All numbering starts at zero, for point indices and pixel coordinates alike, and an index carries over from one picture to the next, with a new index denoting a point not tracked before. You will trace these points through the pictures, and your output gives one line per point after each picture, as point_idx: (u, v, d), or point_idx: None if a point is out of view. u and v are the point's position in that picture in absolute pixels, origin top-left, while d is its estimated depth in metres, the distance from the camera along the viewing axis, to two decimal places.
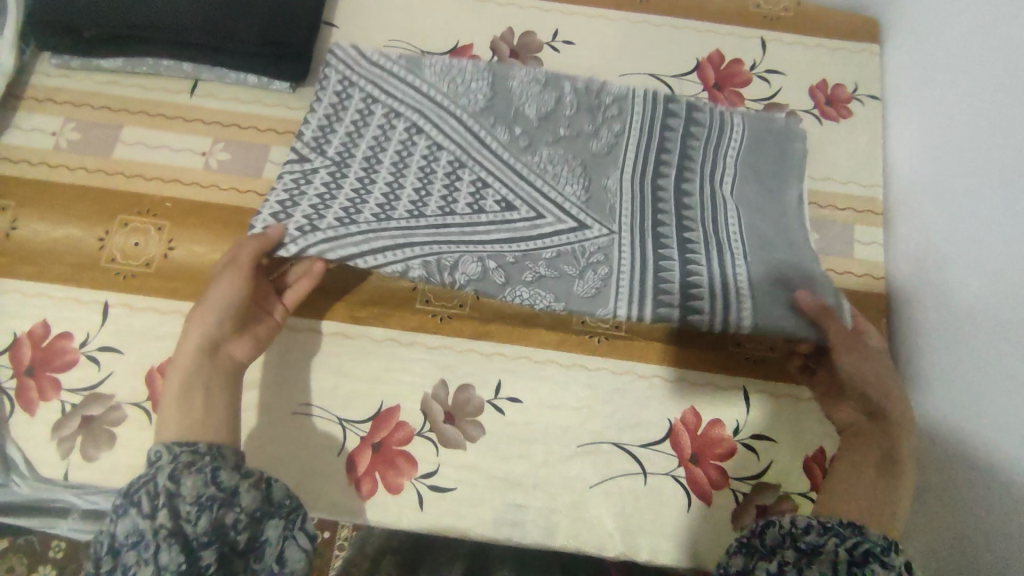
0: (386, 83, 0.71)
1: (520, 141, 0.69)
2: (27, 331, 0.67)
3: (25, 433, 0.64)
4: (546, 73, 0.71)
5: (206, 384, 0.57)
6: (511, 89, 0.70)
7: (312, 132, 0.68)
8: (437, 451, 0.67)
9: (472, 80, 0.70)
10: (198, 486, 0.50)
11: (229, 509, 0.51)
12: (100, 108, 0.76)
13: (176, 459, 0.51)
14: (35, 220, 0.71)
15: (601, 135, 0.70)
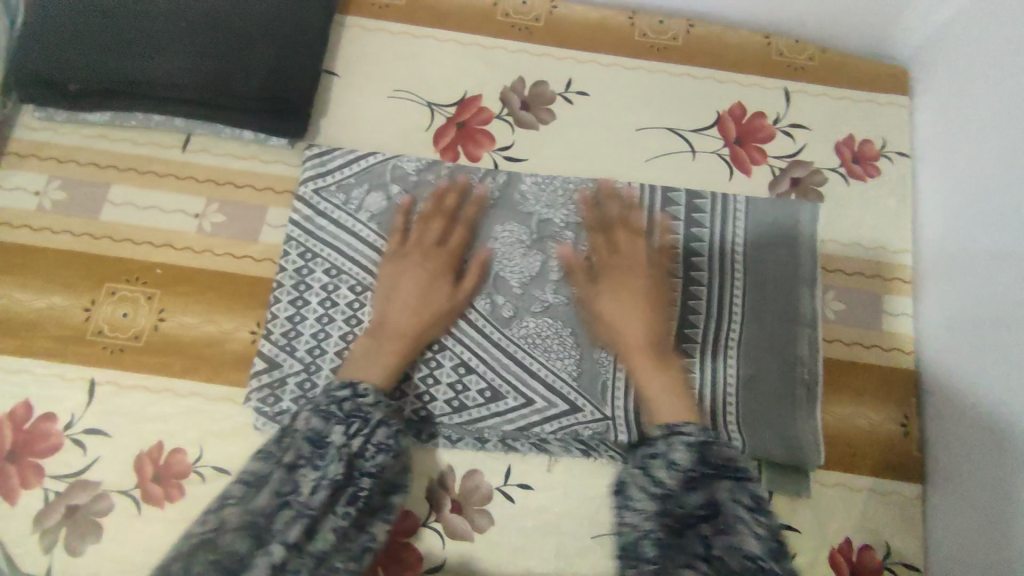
0: (346, 244, 0.69)
1: (504, 312, 0.68)
2: (9, 412, 0.63)
3: (4, 524, 0.60)
4: (531, 233, 0.71)
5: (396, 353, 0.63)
6: (490, 251, 0.70)
7: (280, 329, 0.66)
8: (443, 542, 0.63)
9: (446, 242, 0.70)
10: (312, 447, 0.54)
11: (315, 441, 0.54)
12: (86, 165, 0.72)
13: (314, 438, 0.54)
14: (17, 288, 0.67)
15: (592, 302, 0.69)
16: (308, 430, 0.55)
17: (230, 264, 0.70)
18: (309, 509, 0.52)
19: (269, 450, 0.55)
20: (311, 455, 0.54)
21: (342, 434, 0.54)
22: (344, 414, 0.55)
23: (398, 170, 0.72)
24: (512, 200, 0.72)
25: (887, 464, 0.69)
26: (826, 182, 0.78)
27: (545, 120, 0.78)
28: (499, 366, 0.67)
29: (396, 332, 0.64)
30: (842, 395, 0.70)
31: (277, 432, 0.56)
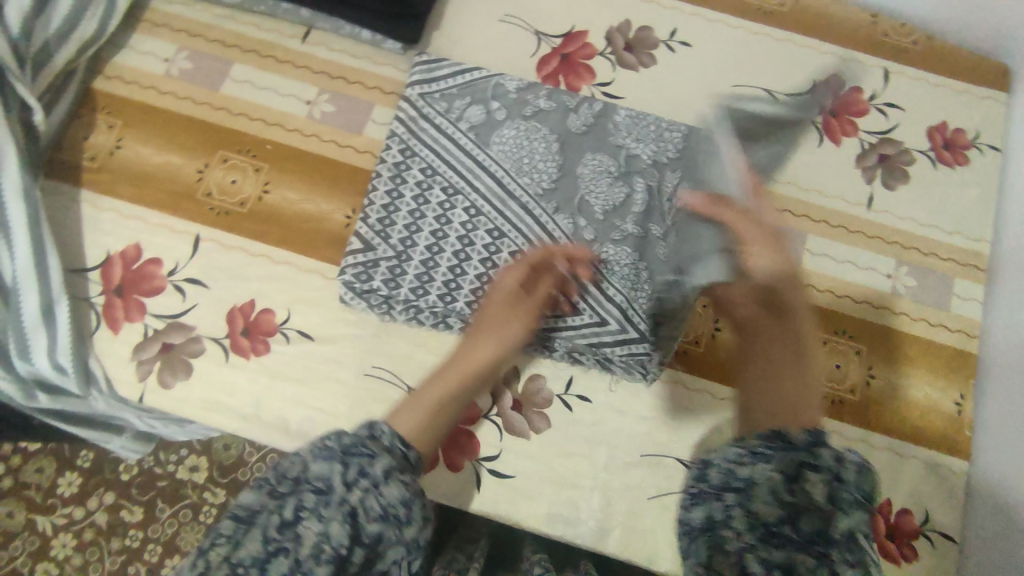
0: (445, 148, 0.72)
1: (585, 234, 0.70)
2: (120, 251, 0.68)
3: (105, 350, 0.65)
4: (619, 165, 0.73)
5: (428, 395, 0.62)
6: (579, 174, 0.72)
7: (376, 215, 0.69)
8: (501, 436, 0.66)
9: (540, 160, 0.72)
10: (327, 467, 0.49)
11: (300, 494, 0.48)
12: (213, 41, 0.76)
13: (336, 443, 0.51)
14: (138, 142, 0.72)
15: (668, 241, 0.71)
16: (314, 478, 0.49)
17: (334, 152, 0.74)
18: (327, 540, 0.46)
19: (275, 495, 0.48)
20: (315, 508, 0.47)
21: (341, 484, 0.49)
22: (344, 452, 0.51)
23: (502, 91, 0.75)
24: (604, 134, 0.74)
25: (937, 437, 0.70)
26: (913, 164, 0.78)
27: (646, 63, 0.80)
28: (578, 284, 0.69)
29: (478, 375, 0.65)
30: (899, 366, 0.71)
31: (290, 472, 0.50)
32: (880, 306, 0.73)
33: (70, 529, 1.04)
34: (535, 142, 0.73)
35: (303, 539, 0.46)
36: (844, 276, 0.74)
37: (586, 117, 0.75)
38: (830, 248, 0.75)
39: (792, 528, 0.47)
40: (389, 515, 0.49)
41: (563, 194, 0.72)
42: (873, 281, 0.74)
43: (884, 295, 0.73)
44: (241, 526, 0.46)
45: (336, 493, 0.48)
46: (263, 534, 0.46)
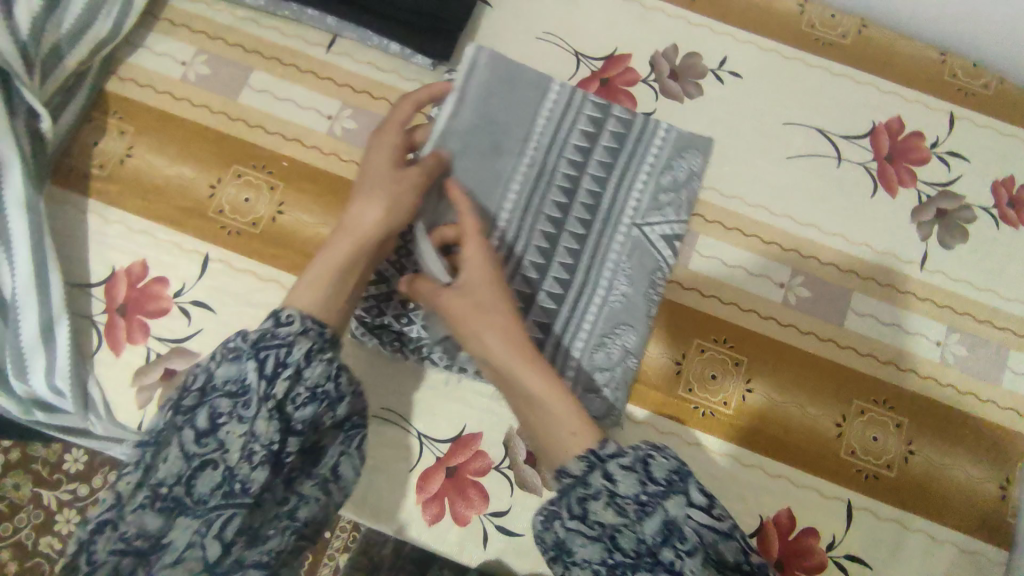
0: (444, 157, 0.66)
1: (568, 264, 0.65)
2: (125, 268, 0.65)
3: (105, 372, 0.63)
4: (619, 193, 0.67)
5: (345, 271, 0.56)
6: (575, 198, 0.66)
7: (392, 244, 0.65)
8: (511, 491, 0.63)
9: (537, 181, 0.66)
10: (236, 372, 0.47)
11: (212, 402, 0.46)
12: (233, 45, 0.72)
13: (237, 345, 0.48)
14: (150, 151, 0.68)
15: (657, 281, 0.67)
16: (222, 383, 0.47)
17: (353, 173, 0.69)
18: (257, 441, 0.45)
19: (177, 408, 0.47)
20: (232, 410, 0.46)
21: (257, 378, 0.46)
22: (255, 347, 0.47)
23: (522, 94, 0.67)
24: (619, 166, 0.67)
25: (975, 522, 0.65)
26: (974, 221, 0.72)
27: (691, 93, 0.74)
28: (543, 314, 0.64)
29: (352, 231, 0.57)
30: (941, 443, 0.66)
31: (192, 385, 0.48)
32: (925, 375, 0.68)
33: (74, 506, 0.94)
34: (540, 159, 0.66)
35: (229, 446, 0.46)
36: (889, 340, 0.69)
37: (607, 142, 0.68)
38: (877, 309, 0.69)
39: (672, 548, 0.46)
40: (319, 392, 0.49)
41: (555, 220, 0.66)
42: (919, 348, 0.69)
43: (930, 365, 0.68)
44: (150, 450, 0.47)
45: (252, 393, 0.46)
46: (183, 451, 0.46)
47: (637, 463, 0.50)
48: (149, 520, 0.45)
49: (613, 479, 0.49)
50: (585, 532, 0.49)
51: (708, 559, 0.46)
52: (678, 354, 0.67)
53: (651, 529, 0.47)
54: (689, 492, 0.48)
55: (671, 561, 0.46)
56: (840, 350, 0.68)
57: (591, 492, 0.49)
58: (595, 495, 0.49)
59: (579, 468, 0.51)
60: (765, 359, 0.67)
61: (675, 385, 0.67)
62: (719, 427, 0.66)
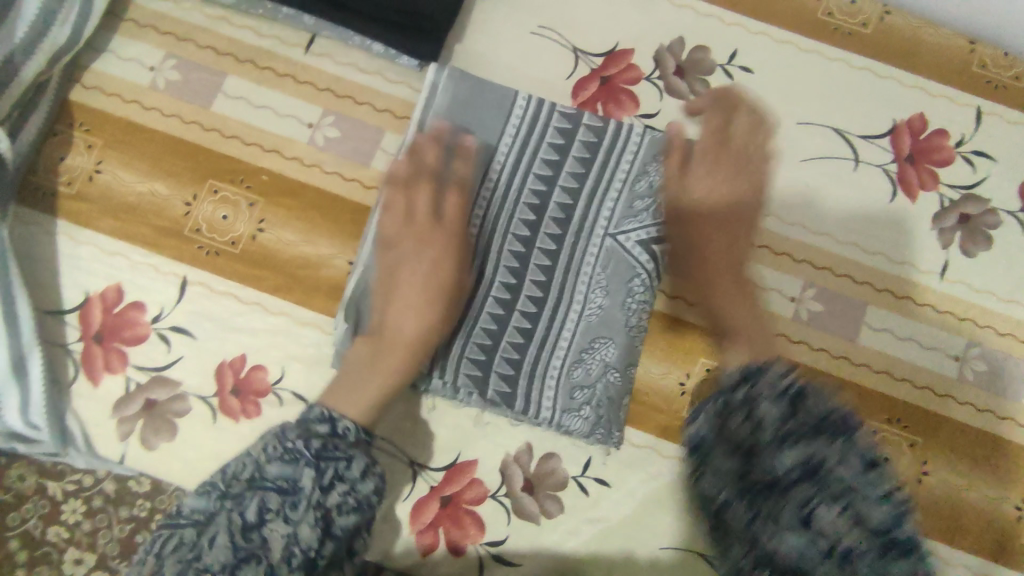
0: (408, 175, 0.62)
1: (540, 278, 0.61)
2: (99, 293, 0.62)
3: (84, 403, 0.60)
4: (590, 197, 0.62)
5: (377, 359, 0.57)
6: (548, 206, 0.62)
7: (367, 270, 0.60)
8: (508, 520, 0.61)
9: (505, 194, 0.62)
10: (290, 469, 0.47)
11: (263, 494, 0.46)
12: (204, 48, 0.67)
13: (294, 438, 0.48)
14: (120, 166, 0.64)
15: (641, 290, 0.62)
16: (275, 480, 0.46)
17: (337, 186, 0.65)
18: (300, 540, 0.44)
19: (227, 497, 0.45)
20: (281, 508, 0.45)
21: (314, 485, 0.46)
22: (317, 453, 0.48)
23: (488, 106, 0.63)
24: (592, 175, 0.63)
25: (990, 546, 0.62)
26: (999, 227, 0.68)
27: (698, 92, 0.69)
28: (516, 335, 0.60)
29: (397, 340, 0.57)
30: (958, 463, 0.63)
31: (244, 474, 0.47)
32: (943, 392, 0.64)
33: None
34: (507, 176, 0.62)
35: (273, 544, 0.44)
36: (904, 356, 0.65)
37: (578, 153, 0.63)
38: (894, 323, 0.66)
39: (810, 485, 0.44)
40: (363, 506, 0.49)
41: (524, 237, 0.62)
42: (937, 362, 0.65)
43: (948, 381, 0.65)
44: (194, 535, 0.44)
45: (303, 493, 0.46)
46: (229, 536, 0.43)
47: (795, 394, 0.47)
48: None
49: (761, 400, 0.47)
50: (722, 467, 0.47)
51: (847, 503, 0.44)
52: (682, 374, 0.64)
53: (792, 459, 0.44)
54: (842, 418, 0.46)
55: (810, 498, 0.44)
56: (853, 366, 0.65)
57: (736, 402, 0.48)
58: (738, 412, 0.48)
59: (732, 380, 0.50)
60: None
61: (678, 408, 0.64)
62: None
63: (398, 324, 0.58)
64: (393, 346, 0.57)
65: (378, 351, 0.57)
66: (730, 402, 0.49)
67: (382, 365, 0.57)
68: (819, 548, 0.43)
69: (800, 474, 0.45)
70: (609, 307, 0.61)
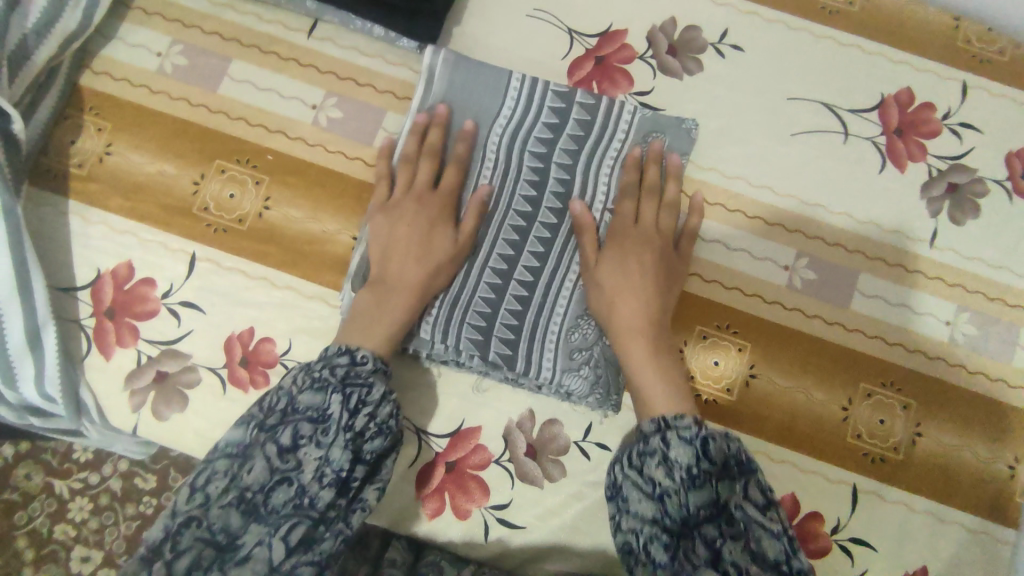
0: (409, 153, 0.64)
1: (536, 247, 0.64)
2: (111, 270, 0.64)
3: (98, 376, 0.62)
4: (583, 174, 0.66)
5: (381, 304, 0.59)
6: (545, 181, 0.65)
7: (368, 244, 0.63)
8: (512, 485, 0.62)
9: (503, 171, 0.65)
10: (314, 399, 0.50)
11: (292, 422, 0.49)
12: (210, 34, 0.69)
13: (319, 366, 0.52)
14: (129, 147, 0.66)
15: None
16: (306, 408, 0.50)
17: (341, 165, 0.67)
18: (327, 464, 0.48)
19: (264, 427, 0.49)
20: (312, 435, 0.49)
21: (341, 409, 0.49)
22: (341, 383, 0.51)
23: (485, 87, 0.66)
24: (586, 153, 0.66)
25: (982, 502, 0.64)
26: (986, 196, 0.69)
27: (691, 70, 0.71)
28: (514, 302, 0.63)
29: (399, 288, 0.60)
30: (950, 423, 0.65)
31: (277, 405, 0.51)
32: (934, 356, 0.66)
33: (84, 494, 0.92)
34: (505, 154, 0.65)
35: (304, 467, 0.48)
36: (896, 321, 0.67)
37: (572, 130, 0.66)
38: (884, 290, 0.67)
39: (716, 525, 0.47)
40: (383, 432, 0.51)
41: (525, 212, 0.64)
42: (928, 327, 0.67)
43: (939, 345, 0.66)
44: (238, 461, 0.48)
45: (330, 421, 0.49)
46: (269, 461, 0.48)
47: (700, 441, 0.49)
48: (232, 519, 0.46)
49: (668, 444, 0.50)
50: (681, 440, 0.50)
51: (744, 544, 0.46)
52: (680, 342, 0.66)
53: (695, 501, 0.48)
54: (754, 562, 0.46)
55: (712, 537, 0.47)
56: (846, 331, 0.66)
57: (650, 451, 0.51)
58: (652, 455, 0.51)
59: (648, 426, 0.53)
60: (768, 344, 0.66)
61: None
62: (722, 414, 0.65)
63: (392, 273, 0.60)
64: (383, 291, 0.59)
65: (384, 296, 0.59)
66: (647, 453, 0.51)
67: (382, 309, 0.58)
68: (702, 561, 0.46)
69: (706, 510, 0.47)
70: None
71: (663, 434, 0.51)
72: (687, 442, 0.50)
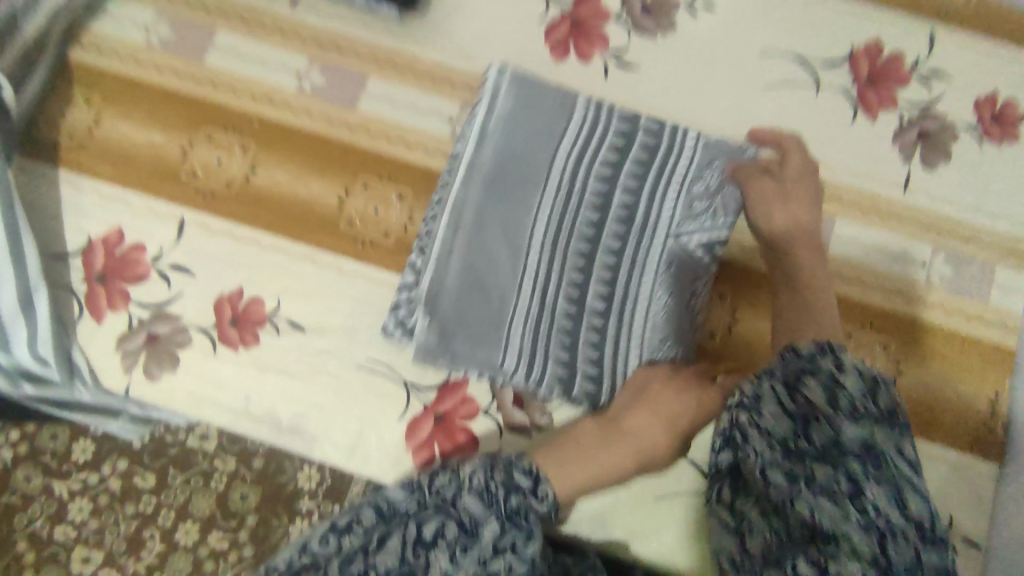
0: (466, 173, 0.62)
1: (606, 276, 0.63)
2: (102, 237, 0.65)
3: (90, 341, 0.63)
4: (647, 194, 0.64)
5: (586, 443, 0.57)
6: (610, 204, 0.64)
7: (433, 267, 0.61)
8: (499, 434, 0.63)
9: (568, 195, 0.63)
10: (475, 505, 0.46)
11: (445, 514, 0.46)
12: (194, 8, 0.70)
13: (493, 473, 0.49)
14: (118, 119, 0.68)
15: (699, 288, 0.63)
16: (463, 511, 0.46)
17: (326, 129, 0.69)
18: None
19: (419, 504, 0.47)
20: (455, 542, 0.44)
21: (490, 539, 0.45)
22: (506, 514, 0.46)
23: (545, 107, 0.65)
24: (652, 174, 0.64)
25: (965, 437, 0.65)
26: (957, 140, 0.71)
27: (664, 29, 0.73)
28: (591, 332, 0.62)
29: (609, 434, 0.58)
30: (931, 361, 0.66)
31: (442, 488, 0.48)
32: (913, 297, 0.67)
33: (85, 493, 0.92)
34: (569, 177, 0.64)
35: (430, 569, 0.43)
36: (875, 265, 0.68)
37: (638, 153, 0.64)
38: (860, 234, 0.69)
39: (863, 462, 0.40)
40: None
41: (589, 237, 0.63)
42: (904, 269, 0.68)
43: (916, 286, 0.68)
44: (375, 525, 0.46)
45: (480, 544, 0.44)
46: (403, 542, 0.44)
47: (871, 380, 0.43)
48: None
49: (840, 371, 0.43)
50: (854, 370, 0.43)
51: (893, 494, 0.39)
52: None
53: (852, 432, 0.41)
54: (883, 542, 0.38)
55: (857, 472, 0.40)
56: (823, 275, 0.68)
57: (813, 369, 0.44)
58: (813, 372, 0.43)
59: (808, 348, 0.45)
60: (750, 292, 0.68)
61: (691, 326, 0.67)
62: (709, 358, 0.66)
63: (575, 438, 0.58)
64: (601, 437, 0.58)
65: (606, 437, 0.58)
66: (812, 372, 0.43)
67: (578, 444, 0.57)
68: (835, 493, 0.40)
69: (859, 447, 0.41)
70: (671, 306, 0.62)
71: (830, 356, 0.44)
72: (859, 374, 0.43)
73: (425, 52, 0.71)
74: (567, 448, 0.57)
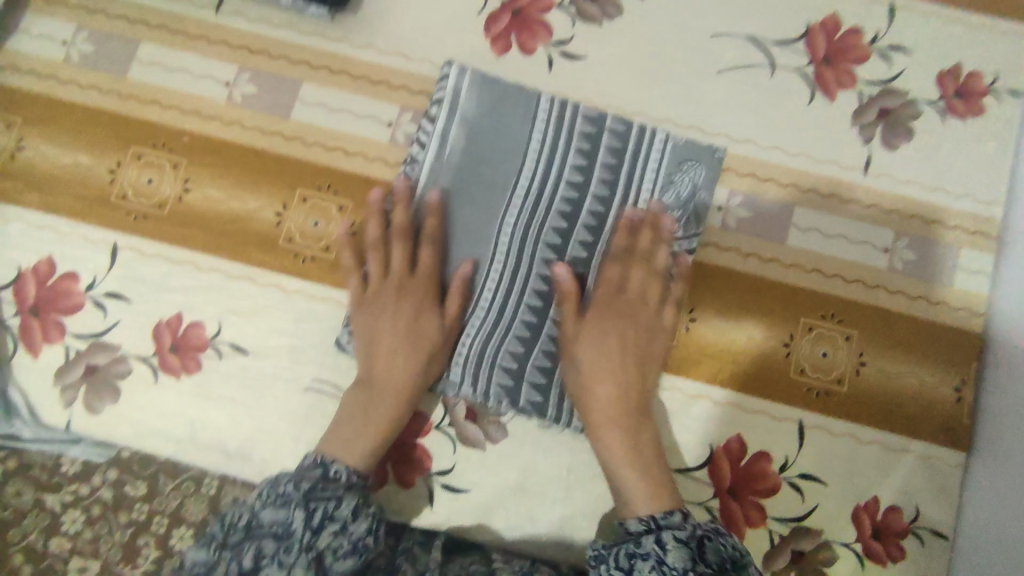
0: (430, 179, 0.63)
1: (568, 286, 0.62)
2: (32, 267, 0.62)
3: (29, 375, 0.61)
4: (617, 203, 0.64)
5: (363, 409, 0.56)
6: (580, 213, 0.63)
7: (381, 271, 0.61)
8: (454, 448, 0.62)
9: (535, 201, 0.63)
10: (275, 510, 0.47)
11: (256, 540, 0.46)
12: (115, 18, 0.67)
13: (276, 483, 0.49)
14: (41, 141, 0.65)
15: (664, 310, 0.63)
16: (270, 525, 0.47)
17: (260, 141, 0.66)
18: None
19: (225, 547, 0.46)
20: (275, 554, 0.46)
21: (303, 528, 0.47)
22: (304, 498, 0.48)
23: (515, 112, 0.64)
24: (621, 183, 0.64)
25: (931, 429, 0.64)
26: (919, 118, 0.68)
27: (610, 15, 0.69)
28: (549, 343, 0.62)
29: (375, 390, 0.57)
30: (894, 350, 0.64)
31: (239, 520, 0.48)
32: (874, 285, 0.65)
33: None
34: (538, 183, 0.63)
35: None
36: (836, 254, 0.66)
37: (607, 159, 0.64)
38: (820, 222, 0.66)
39: None
40: (360, 547, 0.49)
41: (555, 245, 0.63)
42: (867, 258, 0.66)
43: (878, 273, 0.66)
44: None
45: (295, 539, 0.46)
46: None
47: (695, 542, 0.48)
48: None
49: (664, 546, 0.48)
50: (676, 540, 0.48)
51: None
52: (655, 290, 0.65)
53: None
54: None
55: None
56: (784, 268, 0.65)
57: (643, 553, 0.49)
58: (643, 555, 0.49)
59: (637, 526, 0.52)
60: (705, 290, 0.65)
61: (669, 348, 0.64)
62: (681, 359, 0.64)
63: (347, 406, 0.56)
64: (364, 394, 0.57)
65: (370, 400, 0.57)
66: (638, 553, 0.49)
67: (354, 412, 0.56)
68: None
69: None
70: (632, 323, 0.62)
71: (656, 533, 0.50)
72: (680, 542, 0.48)
73: (359, 53, 0.68)
74: (343, 416, 0.56)
